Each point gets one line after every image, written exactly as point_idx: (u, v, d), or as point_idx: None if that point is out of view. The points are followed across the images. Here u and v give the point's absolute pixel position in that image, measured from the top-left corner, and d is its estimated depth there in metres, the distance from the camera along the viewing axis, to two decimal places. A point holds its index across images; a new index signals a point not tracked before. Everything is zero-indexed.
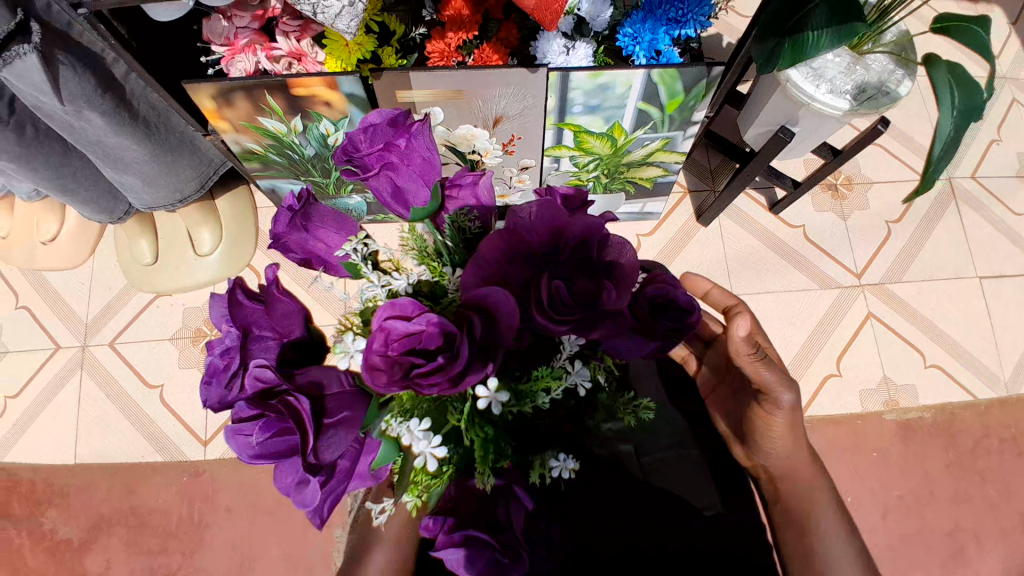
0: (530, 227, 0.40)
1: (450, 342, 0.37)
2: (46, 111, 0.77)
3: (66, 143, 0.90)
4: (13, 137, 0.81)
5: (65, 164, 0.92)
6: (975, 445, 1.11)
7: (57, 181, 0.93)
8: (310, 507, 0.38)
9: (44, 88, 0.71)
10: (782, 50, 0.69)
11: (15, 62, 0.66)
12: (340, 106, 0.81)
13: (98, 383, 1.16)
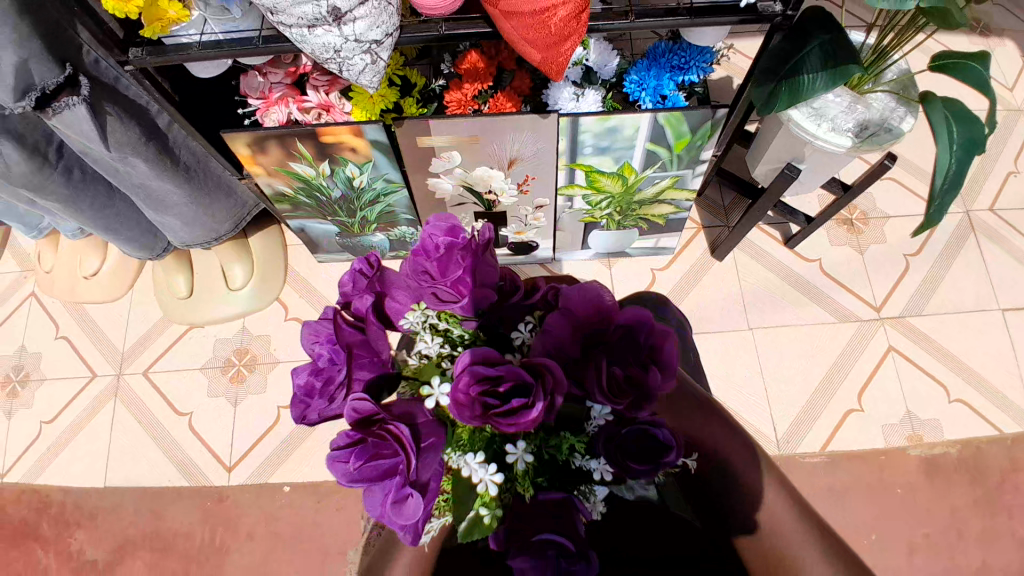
0: (573, 305, 0.38)
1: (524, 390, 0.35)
2: (93, 156, 0.84)
3: (110, 185, 0.98)
4: (62, 180, 0.89)
5: (109, 205, 1.00)
6: (1005, 482, 1.08)
7: (102, 221, 1.01)
8: (412, 520, 0.35)
9: (92, 136, 0.78)
10: (780, 92, 0.72)
11: (66, 112, 0.73)
12: (364, 151, 0.87)
13: (130, 410, 1.22)
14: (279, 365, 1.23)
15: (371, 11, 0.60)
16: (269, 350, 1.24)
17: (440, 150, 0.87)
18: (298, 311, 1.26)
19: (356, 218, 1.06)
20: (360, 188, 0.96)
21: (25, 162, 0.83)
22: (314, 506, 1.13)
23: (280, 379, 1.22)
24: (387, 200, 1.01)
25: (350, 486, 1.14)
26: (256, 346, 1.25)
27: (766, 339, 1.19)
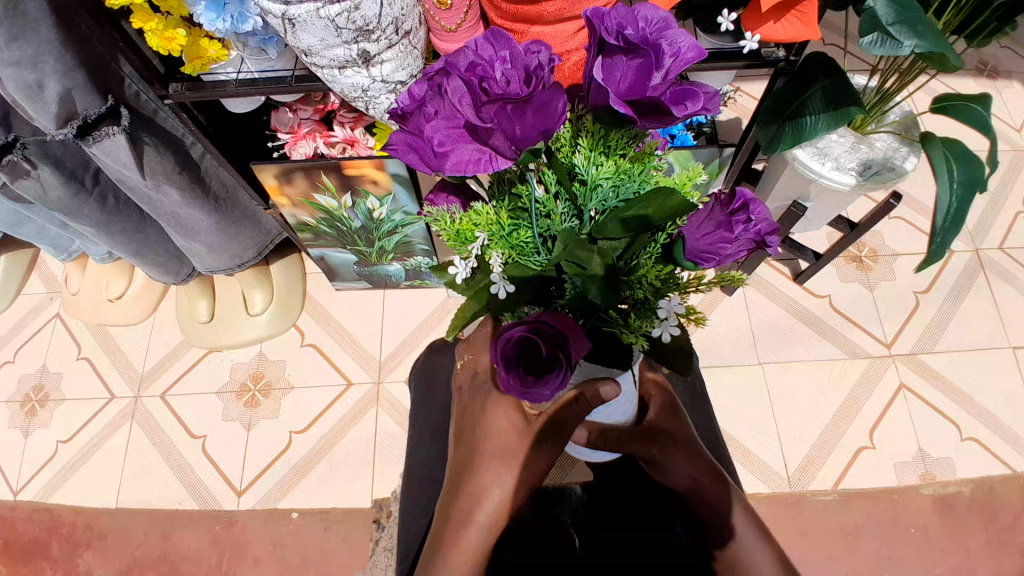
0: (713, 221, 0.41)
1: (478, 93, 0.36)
2: (128, 184, 0.89)
3: (141, 212, 1.03)
4: (96, 206, 0.94)
5: (140, 231, 1.04)
6: (1021, 522, 1.06)
7: (131, 246, 1.05)
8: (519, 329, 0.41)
9: (129, 165, 0.83)
10: (784, 133, 0.75)
11: (106, 141, 0.78)
12: (385, 183, 0.91)
13: (146, 431, 1.24)
14: (292, 390, 1.25)
15: (397, 54, 0.64)
16: (283, 375, 1.27)
17: None
18: (314, 337, 1.29)
19: (374, 247, 1.10)
20: (378, 220, 1.00)
21: (62, 187, 0.87)
22: (321, 532, 1.13)
23: (293, 404, 1.24)
24: (404, 230, 1.05)
25: (357, 511, 1.14)
26: (271, 371, 1.27)
27: (777, 374, 1.19)
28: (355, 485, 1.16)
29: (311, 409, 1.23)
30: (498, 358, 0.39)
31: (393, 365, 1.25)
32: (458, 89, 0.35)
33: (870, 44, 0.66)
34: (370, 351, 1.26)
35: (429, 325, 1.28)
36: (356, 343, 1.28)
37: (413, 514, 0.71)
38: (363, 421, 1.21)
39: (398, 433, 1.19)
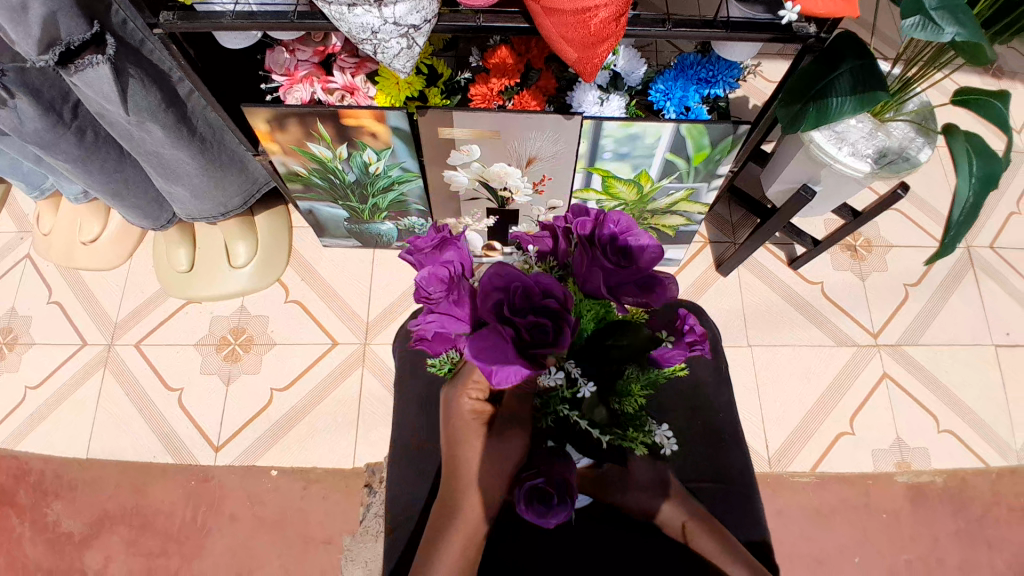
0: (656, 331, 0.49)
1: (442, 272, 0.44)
2: (109, 119, 0.83)
3: (122, 150, 0.97)
4: (74, 140, 0.88)
5: (120, 170, 0.98)
6: (988, 512, 1.09)
7: (109, 185, 0.99)
8: (533, 491, 0.43)
9: (112, 98, 0.77)
10: (807, 111, 0.72)
11: (88, 70, 0.73)
12: (384, 137, 0.86)
13: (119, 382, 1.20)
14: (275, 346, 1.22)
15: None
16: (265, 330, 1.23)
17: (459, 143, 0.86)
18: (300, 293, 1.25)
19: (367, 204, 1.06)
20: (375, 174, 0.96)
21: (38, 119, 0.81)
22: (300, 493, 1.12)
23: (275, 360, 1.21)
24: (400, 188, 1.00)
25: (340, 473, 1.13)
26: (253, 326, 1.23)
27: (765, 357, 1.19)
28: (337, 446, 1.14)
29: (293, 366, 1.20)
30: (522, 496, 0.42)
31: (381, 327, 1.22)
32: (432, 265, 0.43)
33: (910, 28, 0.61)
34: (357, 311, 1.23)
35: None
36: (343, 302, 1.24)
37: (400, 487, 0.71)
38: (347, 381, 1.18)
39: (383, 396, 1.17)
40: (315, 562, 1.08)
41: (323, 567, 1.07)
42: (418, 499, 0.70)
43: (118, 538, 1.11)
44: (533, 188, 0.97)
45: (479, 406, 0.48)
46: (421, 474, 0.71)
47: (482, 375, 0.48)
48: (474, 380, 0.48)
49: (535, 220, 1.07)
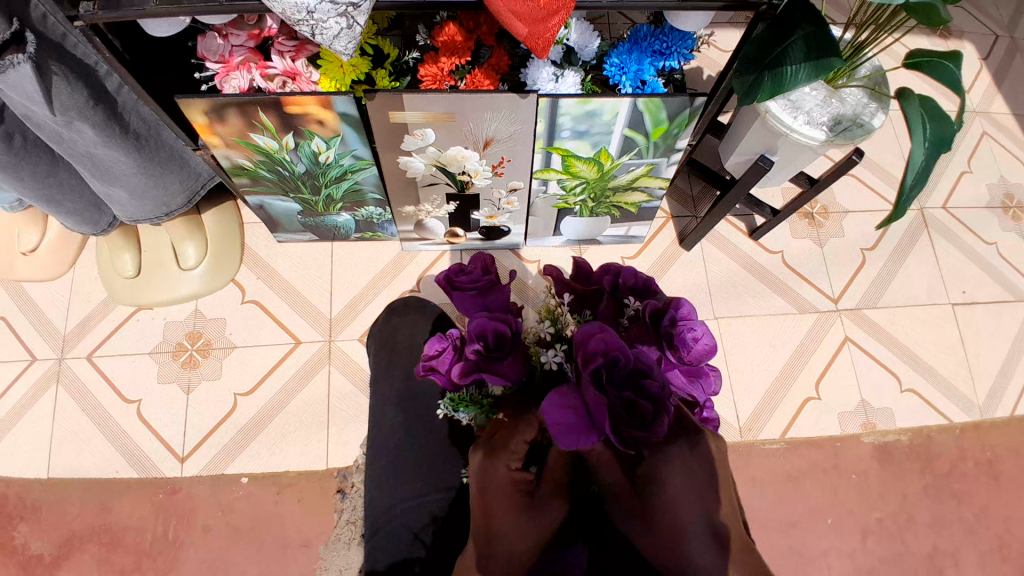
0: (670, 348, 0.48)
1: (501, 338, 0.47)
2: (35, 121, 0.77)
3: (53, 154, 0.90)
4: (1, 146, 0.81)
5: (52, 175, 0.91)
6: (951, 467, 1.14)
7: (43, 192, 0.92)
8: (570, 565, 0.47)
9: (36, 98, 0.70)
10: (761, 83, 0.72)
11: (9, 71, 0.66)
12: (332, 124, 0.82)
13: (74, 396, 1.14)
14: (235, 349, 1.17)
15: None
16: (224, 333, 1.18)
17: (412, 128, 0.82)
18: (256, 293, 1.20)
19: (319, 195, 1.01)
20: (326, 164, 0.92)
21: None
22: (273, 499, 1.08)
23: (237, 363, 1.16)
24: (353, 177, 0.97)
25: (314, 475, 1.10)
26: (210, 329, 1.18)
27: (731, 328, 1.21)
28: (309, 448, 1.11)
29: (256, 368, 1.16)
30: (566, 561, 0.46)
31: (345, 322, 1.19)
32: (469, 301, 0.51)
33: None
34: (320, 307, 1.19)
35: (382, 280, 1.21)
36: (303, 298, 1.20)
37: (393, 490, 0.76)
38: (314, 381, 1.15)
39: (353, 392, 1.14)
40: (294, 569, 1.05)
41: (302, 572, 1.05)
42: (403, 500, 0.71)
43: (88, 557, 1.06)
44: (492, 171, 0.95)
45: (522, 478, 0.43)
46: None
47: (525, 446, 0.43)
48: (516, 449, 0.43)
49: (496, 203, 1.05)
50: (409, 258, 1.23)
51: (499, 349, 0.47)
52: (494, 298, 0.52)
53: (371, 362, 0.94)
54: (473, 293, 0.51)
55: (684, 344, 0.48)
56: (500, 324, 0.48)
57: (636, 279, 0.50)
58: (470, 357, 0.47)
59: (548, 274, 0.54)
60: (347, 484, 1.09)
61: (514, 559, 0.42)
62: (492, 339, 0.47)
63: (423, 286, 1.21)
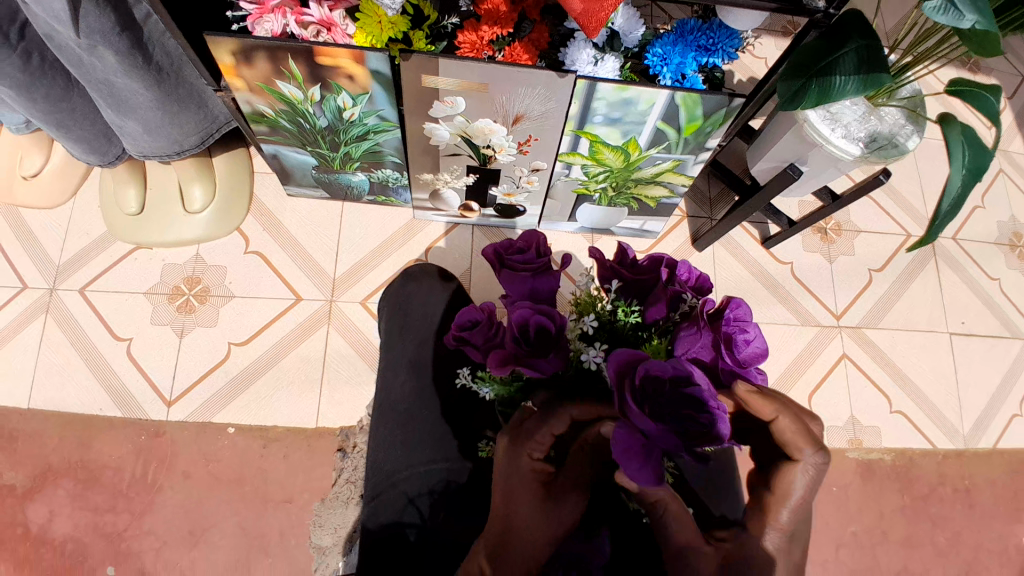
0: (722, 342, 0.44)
1: (545, 332, 0.47)
2: (57, 41, 0.75)
3: (70, 78, 0.87)
4: (18, 62, 0.79)
5: (64, 99, 0.89)
6: (930, 491, 1.16)
7: (54, 116, 0.90)
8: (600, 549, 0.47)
9: (62, 17, 0.69)
10: (809, 90, 0.70)
11: None
12: (362, 80, 0.80)
13: (63, 329, 1.12)
14: (232, 299, 1.15)
15: None
16: (222, 282, 1.16)
17: (444, 94, 0.80)
18: (259, 244, 1.18)
19: (339, 153, 0.99)
20: (349, 120, 0.89)
21: None
22: (259, 452, 1.08)
23: (233, 313, 1.14)
24: (375, 137, 0.94)
25: (301, 433, 1.09)
26: (209, 276, 1.16)
27: None
28: (299, 405, 1.10)
29: (253, 321, 1.14)
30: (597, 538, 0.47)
31: (348, 283, 1.17)
32: (516, 280, 0.51)
33: (932, 10, 0.58)
34: (324, 264, 1.18)
35: (390, 245, 1.20)
36: (307, 254, 1.18)
37: (393, 458, 0.78)
38: (311, 339, 1.13)
39: (349, 355, 1.13)
40: (274, 522, 1.05)
41: (281, 526, 1.05)
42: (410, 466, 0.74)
43: (64, 492, 1.05)
44: (517, 148, 0.92)
45: (541, 467, 0.46)
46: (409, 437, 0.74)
47: (551, 439, 0.45)
48: (541, 440, 0.45)
49: (516, 181, 1.03)
50: (419, 227, 1.21)
51: (540, 345, 0.47)
52: (544, 282, 0.52)
53: (383, 329, 0.93)
54: (523, 275, 0.51)
55: (735, 345, 0.44)
56: (549, 320, 0.47)
57: (690, 275, 0.53)
58: (511, 347, 0.47)
59: (592, 257, 0.55)
60: (348, 442, 1.09)
61: (532, 546, 0.44)
62: (534, 331, 0.47)
63: (431, 257, 1.20)
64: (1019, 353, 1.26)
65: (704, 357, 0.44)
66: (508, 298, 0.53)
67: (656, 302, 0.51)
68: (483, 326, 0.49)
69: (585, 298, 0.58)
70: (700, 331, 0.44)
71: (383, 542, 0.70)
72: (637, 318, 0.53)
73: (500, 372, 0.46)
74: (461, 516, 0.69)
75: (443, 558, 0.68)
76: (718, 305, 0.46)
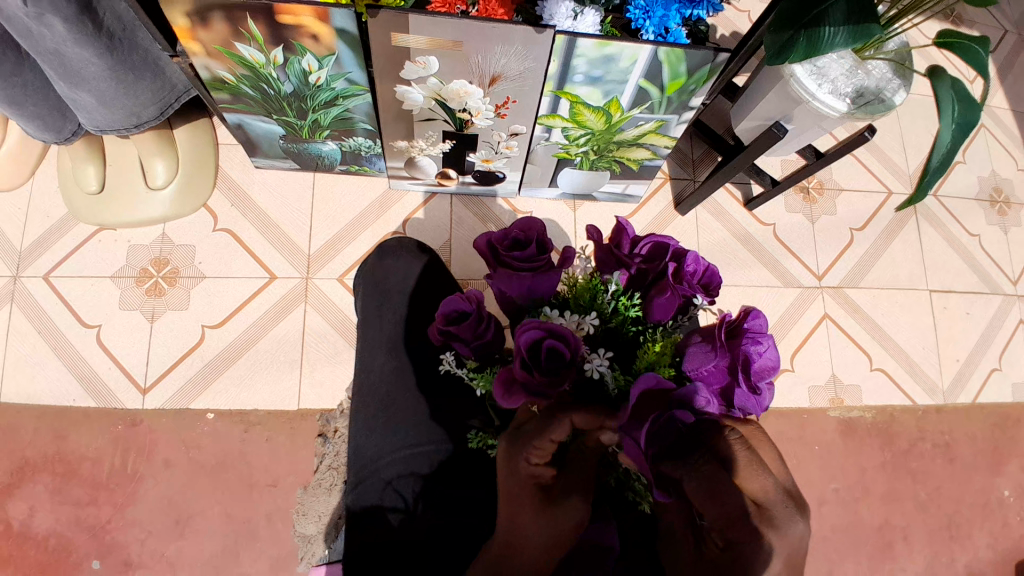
0: (737, 364, 0.45)
1: (557, 356, 0.44)
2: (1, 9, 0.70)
3: (19, 50, 0.81)
4: None
5: (15, 74, 0.83)
6: (911, 446, 1.19)
7: (4, 91, 0.84)
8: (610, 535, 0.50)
9: None
10: (796, 42, 0.68)
11: None
12: (327, 41, 0.75)
13: (29, 317, 1.07)
14: (203, 280, 1.10)
15: None
16: (192, 262, 1.11)
17: (415, 54, 0.75)
18: (228, 221, 1.13)
19: (306, 121, 0.94)
20: (315, 85, 0.84)
21: None
22: (240, 436, 1.05)
23: (205, 294, 1.10)
24: (345, 103, 0.89)
25: (284, 414, 1.07)
26: (177, 257, 1.11)
27: (719, 296, 1.20)
28: (279, 386, 1.07)
29: (227, 301, 1.10)
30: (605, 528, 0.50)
31: (324, 259, 1.13)
32: (512, 279, 0.50)
33: None
34: (296, 239, 1.13)
35: (366, 219, 1.15)
36: (279, 230, 1.14)
37: (377, 441, 0.77)
38: (288, 318, 1.10)
39: (329, 334, 1.10)
40: (261, 506, 1.03)
41: (268, 509, 1.03)
42: (395, 450, 0.75)
43: (41, 487, 1.02)
44: (494, 112, 0.89)
45: (539, 472, 0.46)
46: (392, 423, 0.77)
47: (550, 447, 0.45)
48: (539, 448, 0.45)
49: (494, 146, 0.99)
50: (395, 198, 1.17)
51: (553, 368, 0.44)
52: (544, 280, 0.51)
53: (359, 306, 0.89)
54: (521, 276, 0.49)
55: (749, 361, 0.46)
56: (560, 348, 0.44)
57: (697, 266, 0.51)
58: (522, 377, 0.44)
59: (590, 236, 0.54)
60: (329, 428, 1.06)
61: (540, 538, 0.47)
62: (546, 353, 0.44)
63: (409, 229, 1.16)
64: (996, 308, 1.28)
65: (716, 375, 0.47)
66: (504, 292, 0.52)
67: (661, 298, 0.50)
68: (472, 321, 0.48)
69: (583, 281, 0.56)
70: (714, 351, 0.46)
71: (366, 523, 0.71)
72: (639, 312, 0.53)
73: (512, 403, 0.45)
74: (444, 505, 0.69)
75: (424, 543, 0.68)
76: (734, 320, 0.46)
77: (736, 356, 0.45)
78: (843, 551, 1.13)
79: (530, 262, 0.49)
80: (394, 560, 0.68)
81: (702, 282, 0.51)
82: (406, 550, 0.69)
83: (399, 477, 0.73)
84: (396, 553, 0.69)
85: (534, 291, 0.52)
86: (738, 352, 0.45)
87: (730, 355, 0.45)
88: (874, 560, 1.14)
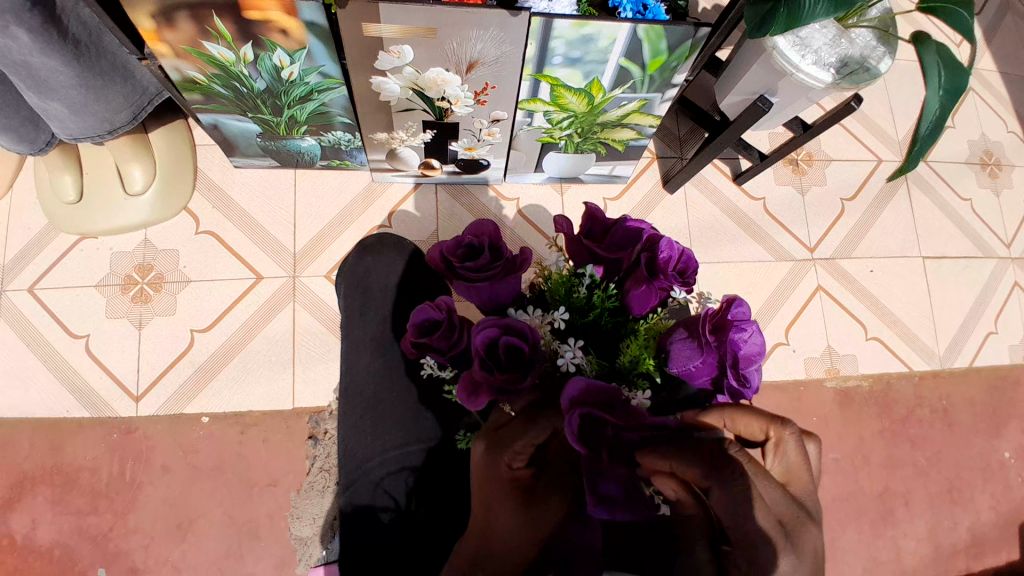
0: (723, 358, 0.45)
1: (512, 353, 0.45)
2: None
3: None
4: None
5: None
6: (908, 414, 1.19)
7: None
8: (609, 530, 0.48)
9: None
10: (778, 12, 0.66)
11: None
12: (297, 35, 0.73)
13: (16, 331, 1.05)
14: (190, 284, 1.09)
15: None
16: (177, 266, 1.09)
17: (389, 44, 0.73)
18: (211, 223, 1.11)
19: (282, 117, 0.92)
20: (289, 81, 0.82)
21: None
22: (237, 438, 1.05)
23: (193, 298, 1.09)
24: (321, 97, 0.88)
25: (279, 415, 1.06)
26: (161, 262, 1.09)
27: (713, 273, 1.19)
28: (273, 386, 1.07)
29: (215, 304, 1.09)
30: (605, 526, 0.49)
31: (311, 256, 1.12)
32: (471, 288, 0.49)
33: None
34: (280, 237, 1.12)
35: (350, 214, 1.14)
36: (263, 229, 1.12)
37: (366, 443, 0.77)
38: (278, 319, 1.09)
39: (320, 332, 1.09)
40: (262, 507, 1.03)
41: (270, 510, 1.03)
42: (387, 450, 0.75)
43: (41, 499, 1.01)
44: (474, 99, 0.87)
45: (520, 474, 0.47)
46: (381, 423, 0.77)
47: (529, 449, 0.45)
48: (521, 450, 0.45)
49: (476, 133, 0.97)
50: (379, 191, 1.16)
51: (512, 366, 0.45)
52: (503, 287, 0.51)
53: (342, 306, 0.88)
54: (478, 285, 0.49)
55: (738, 352, 0.46)
56: (513, 343, 0.45)
57: (672, 251, 0.50)
58: (484, 377, 0.44)
59: (560, 228, 0.54)
60: (319, 429, 1.05)
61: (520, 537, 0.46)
62: (504, 351, 0.45)
63: (394, 222, 1.14)
64: (990, 272, 1.28)
65: (705, 369, 0.48)
66: (469, 301, 0.52)
67: (638, 295, 0.50)
68: (442, 328, 0.47)
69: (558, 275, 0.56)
70: (701, 348, 0.46)
71: (359, 526, 0.72)
72: (616, 301, 0.54)
73: (476, 405, 0.45)
74: (429, 500, 0.70)
75: (416, 539, 0.68)
76: (717, 313, 0.45)
77: (724, 352, 0.45)
78: (844, 520, 1.14)
79: (485, 271, 0.49)
80: (385, 557, 0.68)
81: (679, 268, 0.51)
82: (395, 545, 0.69)
83: (390, 476, 0.73)
84: (384, 550, 0.69)
85: (497, 297, 0.52)
86: (725, 347, 0.45)
87: (718, 350, 0.45)
88: (874, 527, 1.15)
